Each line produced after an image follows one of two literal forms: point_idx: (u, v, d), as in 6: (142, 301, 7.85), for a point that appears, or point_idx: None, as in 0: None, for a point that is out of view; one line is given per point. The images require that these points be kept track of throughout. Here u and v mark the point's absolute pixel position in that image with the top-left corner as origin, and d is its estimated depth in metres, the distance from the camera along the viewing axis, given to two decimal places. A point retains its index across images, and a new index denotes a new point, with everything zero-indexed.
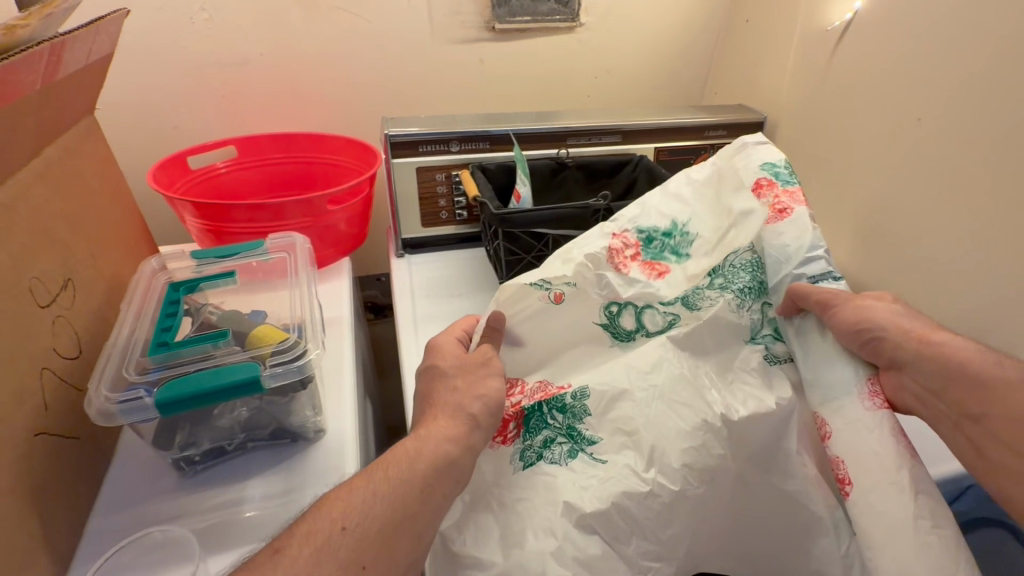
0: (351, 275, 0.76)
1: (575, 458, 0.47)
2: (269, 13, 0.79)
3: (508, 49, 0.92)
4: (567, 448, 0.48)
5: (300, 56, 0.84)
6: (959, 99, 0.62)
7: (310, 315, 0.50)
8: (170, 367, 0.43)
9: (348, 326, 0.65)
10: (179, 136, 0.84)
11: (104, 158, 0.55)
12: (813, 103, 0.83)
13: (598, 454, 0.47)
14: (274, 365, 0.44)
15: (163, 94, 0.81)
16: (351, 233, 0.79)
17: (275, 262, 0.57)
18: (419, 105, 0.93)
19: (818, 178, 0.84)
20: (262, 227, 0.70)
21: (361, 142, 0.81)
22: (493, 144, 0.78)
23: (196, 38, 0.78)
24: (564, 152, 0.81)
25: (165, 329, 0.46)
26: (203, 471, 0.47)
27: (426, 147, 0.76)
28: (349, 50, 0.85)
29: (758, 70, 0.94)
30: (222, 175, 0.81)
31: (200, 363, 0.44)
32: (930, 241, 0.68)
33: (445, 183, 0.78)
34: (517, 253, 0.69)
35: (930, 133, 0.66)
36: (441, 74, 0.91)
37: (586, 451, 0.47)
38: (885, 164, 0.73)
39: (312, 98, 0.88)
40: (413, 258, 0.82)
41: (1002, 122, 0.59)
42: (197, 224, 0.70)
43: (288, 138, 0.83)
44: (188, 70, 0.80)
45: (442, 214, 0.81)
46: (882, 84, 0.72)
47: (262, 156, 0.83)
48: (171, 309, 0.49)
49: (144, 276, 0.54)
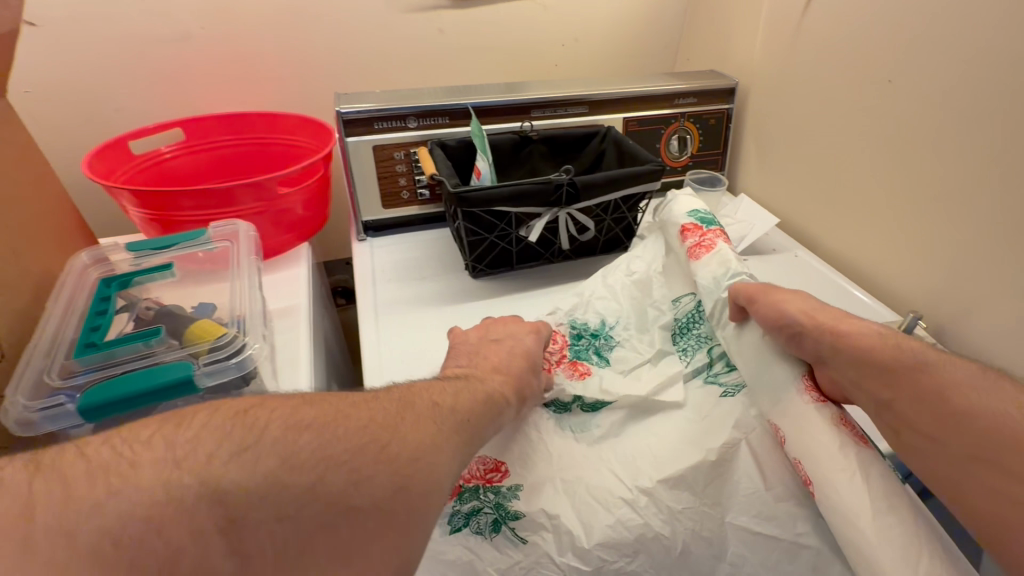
0: (310, 261, 0.73)
1: (497, 531, 0.47)
2: None
3: (468, 17, 0.87)
4: (492, 518, 0.48)
5: (244, 29, 0.78)
6: (930, 58, 0.60)
7: (251, 308, 0.48)
8: (98, 369, 0.40)
9: (304, 315, 0.62)
10: (119, 119, 0.79)
11: (22, 144, 0.51)
12: (785, 66, 0.80)
13: (520, 533, 0.47)
14: (210, 362, 0.41)
15: (98, 74, 0.76)
16: (309, 216, 0.75)
17: (218, 252, 0.55)
18: (377, 79, 0.88)
19: (790, 146, 0.82)
20: (210, 214, 0.66)
21: (315, 120, 0.77)
22: (452, 119, 0.75)
23: (128, 11, 0.73)
24: (528, 125, 0.78)
25: (95, 328, 0.44)
26: None
27: (381, 124, 0.72)
28: (299, 22, 0.80)
29: (730, 33, 0.90)
30: (168, 160, 0.76)
31: (132, 362, 0.41)
32: (898, 210, 0.67)
33: (405, 162, 0.75)
34: (480, 233, 0.67)
35: (901, 97, 0.64)
36: (398, 46, 0.86)
37: (511, 527, 0.47)
38: (856, 131, 0.71)
39: (261, 74, 0.83)
40: (376, 240, 0.79)
41: (973, 82, 0.57)
42: (139, 214, 0.66)
43: (238, 118, 0.79)
44: (124, 46, 0.75)
45: (404, 194, 0.78)
46: (853, 46, 0.69)
47: (211, 138, 0.79)
48: (101, 306, 0.46)
49: (74, 272, 0.50)
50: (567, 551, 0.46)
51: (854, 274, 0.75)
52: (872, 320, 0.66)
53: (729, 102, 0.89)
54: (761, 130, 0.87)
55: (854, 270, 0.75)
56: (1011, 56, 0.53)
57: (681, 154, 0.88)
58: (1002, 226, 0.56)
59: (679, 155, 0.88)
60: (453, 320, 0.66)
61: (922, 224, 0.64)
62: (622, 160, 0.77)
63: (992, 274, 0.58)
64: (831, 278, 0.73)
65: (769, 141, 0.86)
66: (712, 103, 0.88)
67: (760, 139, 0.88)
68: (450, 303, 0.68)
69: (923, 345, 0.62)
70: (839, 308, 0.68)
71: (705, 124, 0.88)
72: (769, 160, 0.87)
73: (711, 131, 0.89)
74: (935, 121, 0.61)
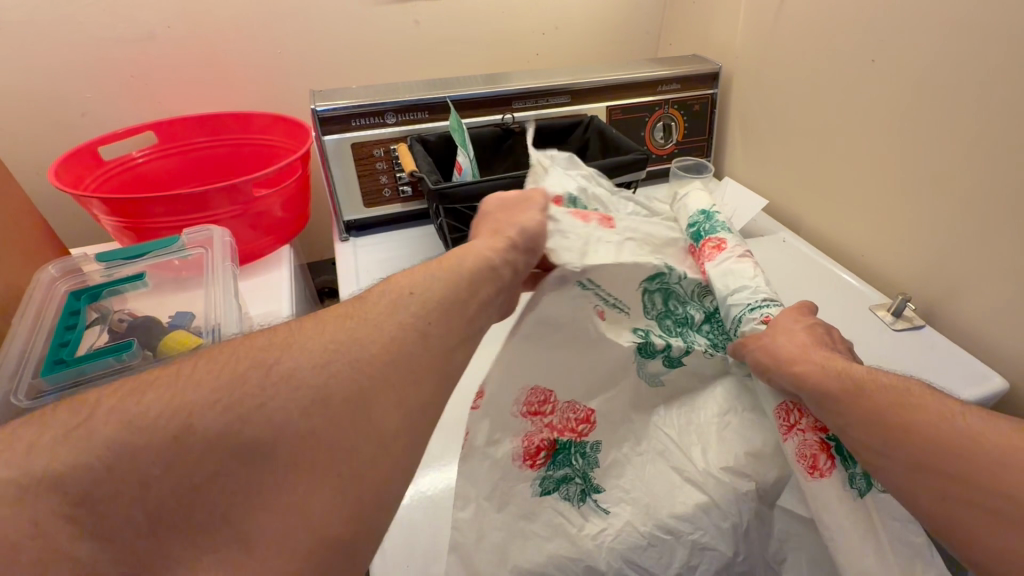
0: (291, 264, 0.72)
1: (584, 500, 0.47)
2: None
3: (445, 7, 0.85)
4: (581, 487, 0.47)
5: (212, 26, 0.76)
6: (911, 36, 0.60)
7: (227, 317, 0.47)
8: (68, 388, 0.39)
9: (286, 320, 0.61)
10: (89, 125, 0.77)
11: None
12: (768, 48, 0.79)
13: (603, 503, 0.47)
14: None
15: (64, 79, 0.73)
16: (289, 218, 0.73)
17: (193, 259, 0.54)
18: (354, 74, 0.86)
19: (776, 129, 0.81)
20: (184, 220, 0.64)
21: (291, 119, 0.75)
22: (431, 113, 0.73)
23: (90, 13, 0.70)
24: (509, 117, 0.76)
25: (64, 344, 0.43)
26: None
27: (359, 120, 0.71)
28: (270, 18, 0.78)
29: (712, 15, 0.89)
30: (140, 165, 0.74)
31: (103, 379, 0.40)
32: (884, 191, 0.67)
33: (384, 158, 0.74)
34: (463, 230, 0.65)
35: (884, 77, 0.64)
36: (374, 39, 0.84)
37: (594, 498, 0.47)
38: (840, 112, 0.70)
39: (233, 73, 0.80)
40: (359, 240, 0.77)
41: (955, 59, 0.56)
42: (111, 222, 0.64)
43: (211, 119, 0.77)
44: (88, 49, 0.72)
45: (385, 191, 0.76)
46: (835, 26, 0.68)
47: (184, 141, 0.77)
48: (71, 321, 0.45)
49: (42, 286, 0.49)
50: (648, 522, 0.45)
51: (842, 257, 0.75)
52: (860, 302, 0.66)
53: (713, 87, 0.87)
54: (746, 114, 0.86)
55: (842, 254, 0.75)
56: (992, 33, 0.52)
57: (666, 141, 0.87)
58: (988, 204, 0.56)
59: (664, 143, 0.87)
60: None
61: (909, 205, 0.64)
62: (606, 149, 0.76)
63: (977, 253, 0.58)
64: (819, 262, 0.73)
65: (754, 125, 0.85)
66: (696, 88, 0.87)
67: (745, 124, 0.87)
68: None
69: (911, 327, 0.62)
70: (828, 293, 0.68)
71: (690, 110, 0.87)
72: (754, 144, 0.86)
73: (695, 117, 0.88)
74: (917, 100, 0.60)
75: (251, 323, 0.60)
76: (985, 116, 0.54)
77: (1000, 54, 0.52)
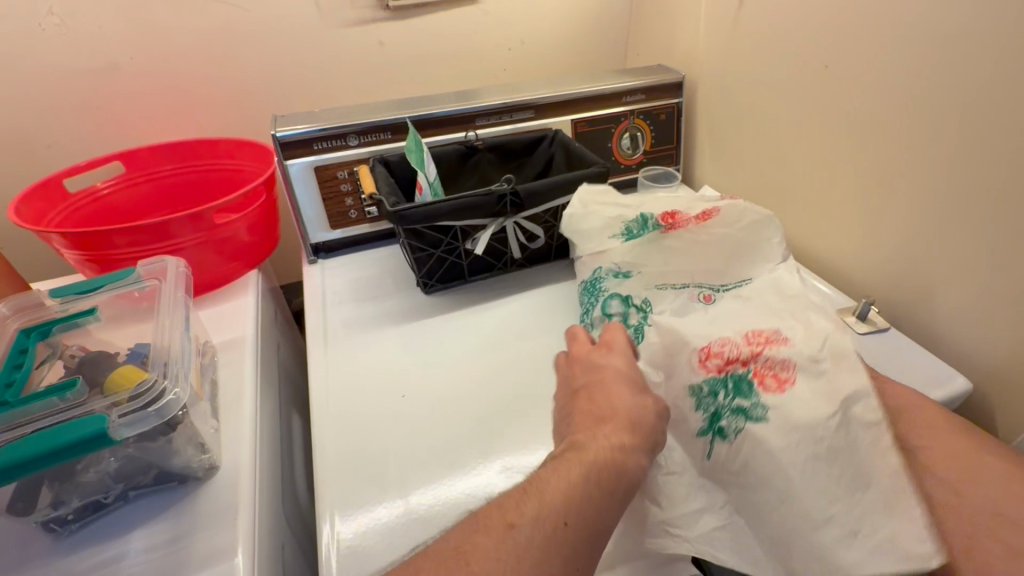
0: (258, 288, 0.72)
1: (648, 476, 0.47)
2: (129, 9, 0.72)
3: (408, 27, 0.86)
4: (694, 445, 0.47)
5: (175, 55, 0.77)
6: (861, 40, 0.60)
7: (177, 349, 0.47)
8: (9, 429, 0.39)
9: (249, 346, 0.61)
10: (54, 157, 0.77)
11: None
12: (729, 56, 0.80)
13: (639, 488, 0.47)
14: (127, 413, 0.40)
15: (27, 113, 0.74)
16: (256, 242, 0.74)
17: (148, 291, 0.54)
18: (320, 97, 0.87)
19: (740, 136, 0.82)
20: (147, 250, 0.64)
21: (255, 143, 0.75)
22: (394, 133, 0.74)
23: (50, 46, 0.71)
24: (472, 134, 0.77)
25: (9, 384, 0.43)
26: (80, 530, 0.43)
27: (321, 144, 0.71)
28: (234, 44, 0.79)
29: (675, 26, 0.90)
30: (105, 196, 0.74)
31: (47, 418, 0.40)
32: (845, 195, 0.67)
33: (349, 180, 0.74)
34: (426, 249, 0.66)
35: (838, 81, 0.64)
36: (337, 61, 0.85)
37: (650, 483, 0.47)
38: (800, 117, 0.71)
39: (199, 100, 0.81)
40: (328, 262, 0.78)
41: (904, 63, 0.56)
42: (73, 255, 0.64)
43: (176, 147, 0.77)
44: (50, 83, 0.73)
45: (351, 213, 0.76)
46: (790, 33, 0.69)
47: (149, 170, 0.77)
48: (18, 361, 0.45)
49: None
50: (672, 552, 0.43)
51: (810, 261, 0.75)
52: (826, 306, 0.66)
53: (678, 96, 0.88)
54: (711, 122, 0.87)
55: (810, 257, 0.75)
56: (938, 38, 0.53)
57: (633, 152, 0.88)
58: (943, 206, 0.56)
59: (631, 153, 0.88)
60: (406, 338, 0.65)
61: (869, 207, 0.64)
62: (571, 162, 0.76)
63: (938, 256, 0.58)
64: None
65: (720, 132, 0.86)
66: (661, 98, 0.87)
67: (711, 131, 0.88)
68: (402, 321, 0.67)
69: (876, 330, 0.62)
70: None
71: (656, 119, 0.88)
72: (721, 152, 0.87)
73: (661, 126, 0.88)
74: (873, 105, 0.61)
75: (214, 351, 0.60)
76: (937, 118, 0.54)
77: (946, 59, 0.53)
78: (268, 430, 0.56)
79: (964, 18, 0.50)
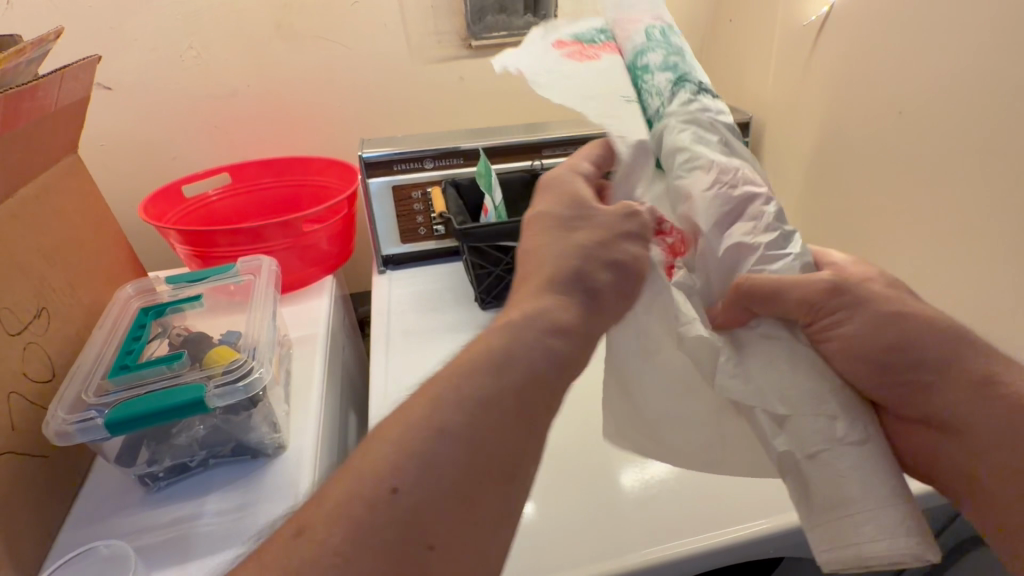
0: (332, 292, 0.79)
1: None
2: (253, 46, 0.84)
3: (487, 64, 0.93)
4: None
5: (286, 85, 0.88)
6: (937, 86, 0.59)
7: (264, 337, 0.53)
8: (128, 388, 0.46)
9: (320, 343, 0.67)
10: (176, 166, 0.90)
11: (90, 195, 0.60)
12: (797, 99, 0.80)
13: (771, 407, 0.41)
14: (221, 385, 0.46)
15: (160, 129, 0.86)
16: (334, 251, 0.81)
17: (244, 284, 0.62)
18: (402, 124, 0.95)
19: (807, 178, 0.81)
20: (244, 249, 0.73)
21: (342, 163, 0.84)
22: (465, 160, 0.80)
23: (186, 74, 0.83)
24: (538, 163, 0.82)
25: (129, 351, 0.50)
26: (167, 488, 0.49)
27: (400, 166, 0.78)
28: (333, 77, 0.89)
29: (744, 70, 0.91)
30: (214, 202, 0.85)
31: (158, 382, 0.47)
32: (919, 241, 0.64)
33: (421, 200, 0.80)
34: (486, 267, 0.70)
35: (911, 125, 0.63)
36: (421, 93, 0.93)
37: None
38: (871, 161, 0.69)
39: (299, 123, 0.92)
40: (395, 273, 0.84)
41: (985, 109, 0.55)
42: (184, 250, 0.73)
43: (276, 163, 0.87)
44: (183, 104, 0.85)
45: (420, 230, 0.83)
46: (861, 77, 0.69)
47: (252, 182, 0.87)
48: (137, 333, 0.53)
49: (119, 302, 0.58)
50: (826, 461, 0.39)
51: None
52: None
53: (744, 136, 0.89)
54: (778, 163, 0.87)
55: None
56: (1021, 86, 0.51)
57: None
58: None
59: None
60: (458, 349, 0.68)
61: (944, 255, 0.62)
62: None
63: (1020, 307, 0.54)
64: None
65: (786, 173, 0.85)
66: None
67: (777, 170, 0.87)
68: (458, 334, 0.71)
69: None
70: None
71: None
72: (786, 192, 0.86)
73: None
74: (950, 150, 0.59)
75: (290, 345, 0.66)
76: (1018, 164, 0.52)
77: None
78: (329, 419, 0.61)
79: None
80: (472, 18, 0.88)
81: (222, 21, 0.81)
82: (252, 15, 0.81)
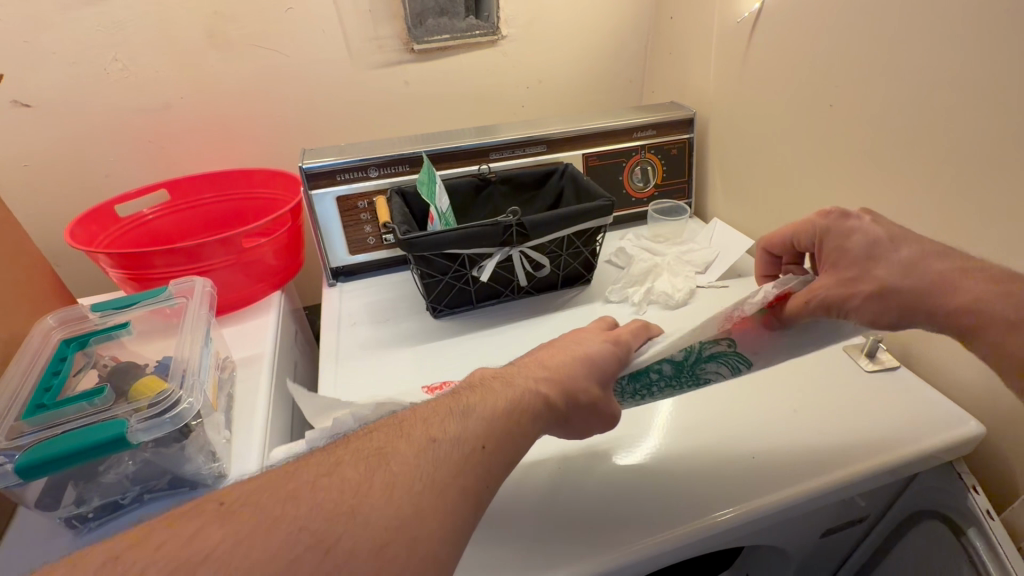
0: (280, 308, 0.77)
1: None
2: (182, 56, 0.80)
3: (432, 68, 0.92)
4: None
5: (223, 96, 0.85)
6: (864, 80, 0.61)
7: (196, 363, 0.51)
8: (45, 428, 0.43)
9: (266, 362, 0.65)
10: (110, 184, 0.86)
11: (3, 222, 0.56)
12: (737, 95, 0.82)
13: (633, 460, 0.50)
14: (147, 419, 0.44)
15: (89, 147, 0.82)
16: (281, 265, 0.79)
17: (177, 308, 0.59)
18: (348, 131, 0.93)
19: (750, 172, 0.83)
20: (181, 269, 0.70)
21: (285, 173, 0.82)
22: (411, 166, 0.79)
23: (114, 88, 0.79)
24: (486, 167, 0.81)
25: (47, 389, 0.47)
26: (99, 528, 0.47)
27: (344, 176, 0.76)
28: (271, 87, 0.86)
29: (688, 66, 0.92)
30: (151, 221, 0.81)
31: (78, 420, 0.44)
32: None
33: (368, 210, 0.79)
34: (434, 275, 0.69)
35: (843, 120, 0.65)
36: (365, 99, 0.91)
37: None
38: (808, 153, 0.71)
39: (241, 135, 0.89)
40: (346, 285, 0.82)
41: (908, 104, 0.57)
42: (118, 274, 0.70)
43: (216, 177, 0.84)
44: (112, 120, 0.81)
45: (369, 240, 0.81)
46: (796, 74, 0.71)
47: (192, 198, 0.84)
48: (57, 368, 0.50)
49: (40, 334, 0.54)
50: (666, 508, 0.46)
51: None
52: None
53: (690, 132, 0.90)
54: (722, 157, 0.88)
55: None
56: (942, 79, 0.54)
57: (645, 185, 0.90)
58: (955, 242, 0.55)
59: (643, 186, 0.90)
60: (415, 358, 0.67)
61: None
62: (580, 195, 0.79)
63: None
64: None
65: (731, 168, 0.87)
66: (673, 134, 0.89)
67: (722, 164, 0.89)
68: (412, 343, 0.70)
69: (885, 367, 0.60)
70: None
71: (667, 154, 0.89)
72: (732, 182, 0.87)
73: (673, 161, 0.90)
74: (881, 141, 0.61)
75: (233, 366, 0.64)
76: (943, 153, 0.55)
77: (947, 95, 0.53)
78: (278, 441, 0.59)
79: (964, 57, 0.51)
80: (412, 22, 0.86)
81: (148, 30, 0.77)
82: (180, 23, 0.78)
